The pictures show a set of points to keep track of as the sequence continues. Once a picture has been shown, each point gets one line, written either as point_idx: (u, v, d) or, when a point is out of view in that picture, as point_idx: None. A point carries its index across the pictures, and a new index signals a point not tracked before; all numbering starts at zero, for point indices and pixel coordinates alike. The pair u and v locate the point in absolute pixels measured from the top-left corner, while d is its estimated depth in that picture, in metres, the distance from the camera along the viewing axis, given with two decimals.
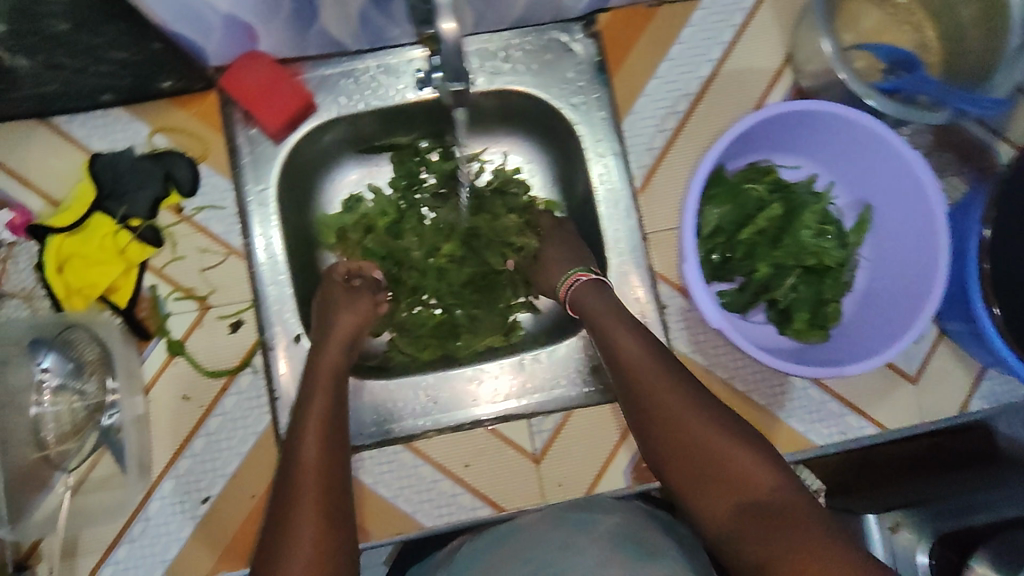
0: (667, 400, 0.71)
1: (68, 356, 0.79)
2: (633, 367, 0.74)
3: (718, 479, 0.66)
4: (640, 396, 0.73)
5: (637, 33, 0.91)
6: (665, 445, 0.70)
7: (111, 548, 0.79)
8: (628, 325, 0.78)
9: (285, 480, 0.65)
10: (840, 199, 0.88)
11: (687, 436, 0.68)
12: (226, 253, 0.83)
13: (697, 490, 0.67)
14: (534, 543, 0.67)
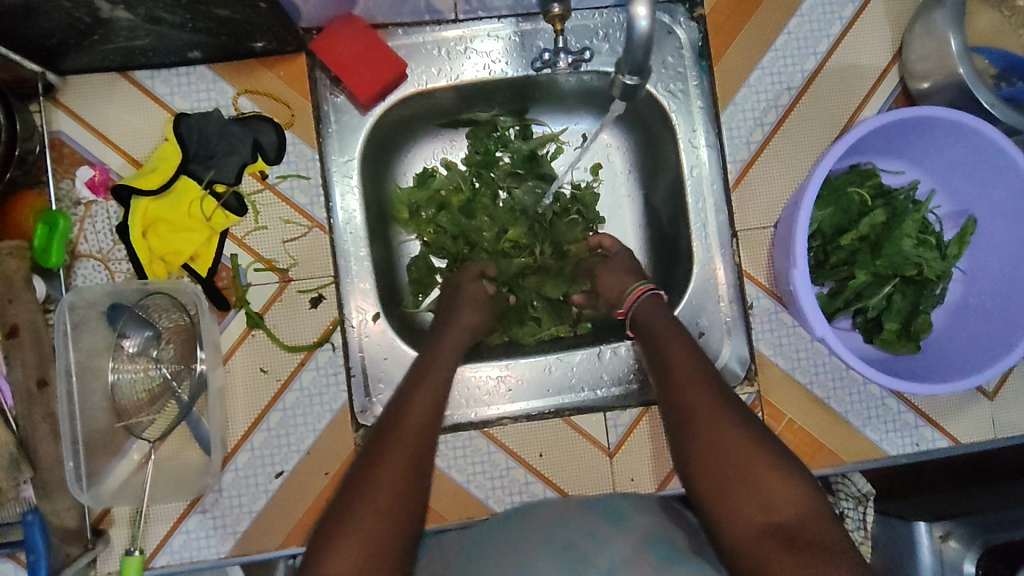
0: (707, 409, 0.68)
1: (147, 324, 0.77)
2: (679, 372, 0.72)
3: (749, 492, 0.62)
4: (687, 403, 0.69)
5: (744, 18, 0.87)
6: (695, 451, 0.66)
7: (182, 519, 0.77)
8: (682, 336, 0.76)
9: (372, 449, 0.64)
10: (941, 209, 0.85)
11: (730, 448, 0.64)
12: (310, 226, 0.80)
13: (723, 499, 0.63)
14: (573, 529, 0.65)
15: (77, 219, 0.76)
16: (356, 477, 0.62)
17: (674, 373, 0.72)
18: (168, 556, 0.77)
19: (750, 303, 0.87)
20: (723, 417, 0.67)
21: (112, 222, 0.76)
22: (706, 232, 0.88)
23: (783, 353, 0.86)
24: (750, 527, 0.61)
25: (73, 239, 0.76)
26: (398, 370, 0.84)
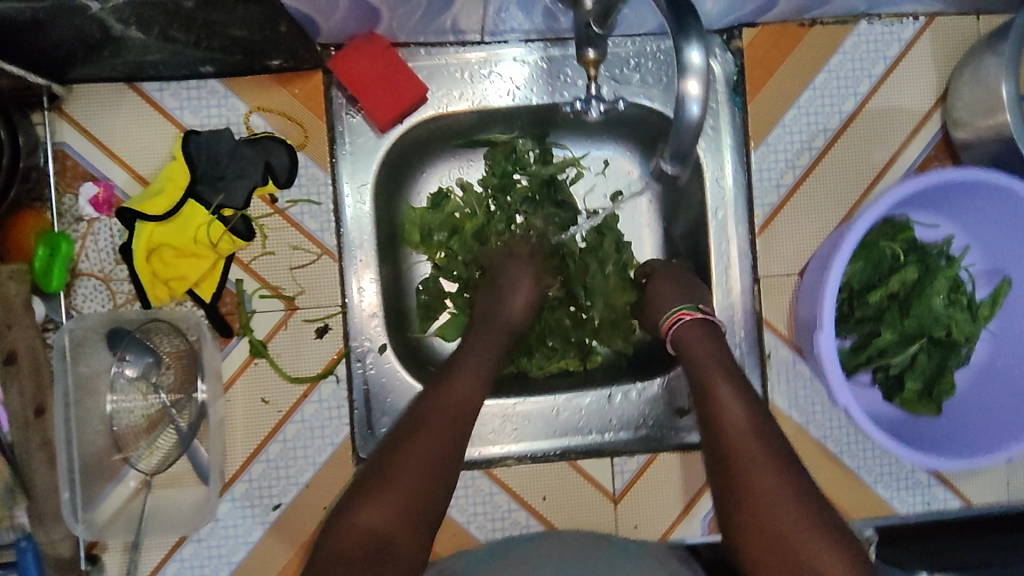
0: (758, 472, 0.62)
1: (148, 350, 0.75)
2: (728, 422, 0.65)
3: (795, 570, 0.59)
4: (735, 457, 0.64)
5: (784, 54, 0.83)
6: (740, 514, 0.62)
7: (176, 547, 0.75)
8: (728, 374, 0.68)
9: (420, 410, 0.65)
10: (974, 266, 0.81)
11: (777, 515, 0.60)
12: (320, 253, 0.78)
13: (768, 573, 0.60)
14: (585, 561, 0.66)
15: (78, 237, 0.73)
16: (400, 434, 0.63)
17: (721, 420, 0.65)
18: None
19: (767, 351, 0.84)
20: (776, 484, 0.61)
21: (115, 242, 0.74)
22: (727, 275, 0.84)
23: (799, 405, 0.84)
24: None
25: (73, 257, 0.73)
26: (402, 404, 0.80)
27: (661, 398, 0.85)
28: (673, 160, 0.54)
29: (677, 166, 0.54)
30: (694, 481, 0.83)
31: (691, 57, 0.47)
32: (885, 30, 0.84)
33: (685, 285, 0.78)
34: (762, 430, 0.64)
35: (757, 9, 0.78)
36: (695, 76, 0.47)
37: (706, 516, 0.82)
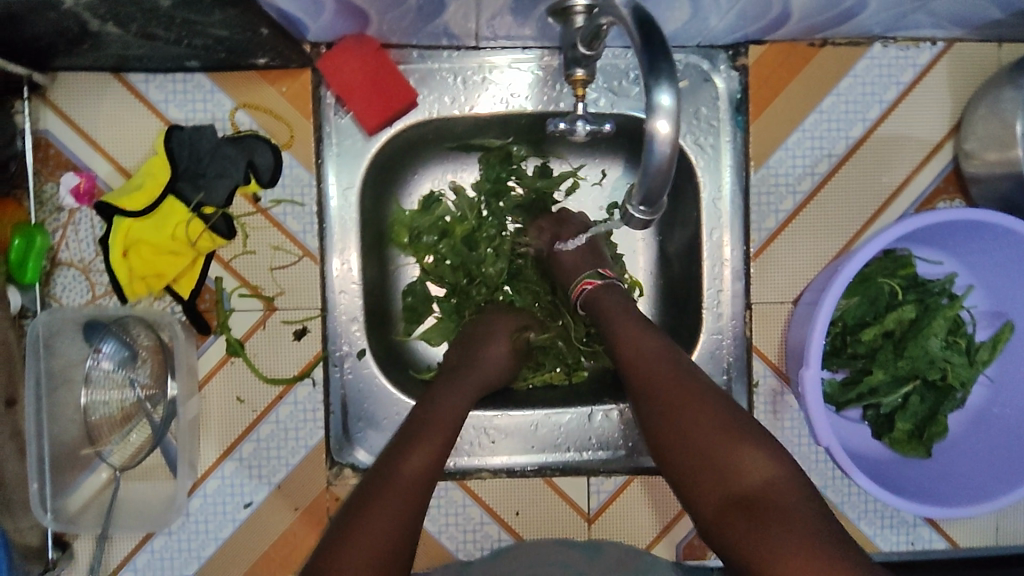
0: (666, 394, 0.61)
1: (125, 344, 0.74)
2: (633, 358, 0.65)
3: (715, 474, 0.56)
4: (645, 394, 0.62)
5: (791, 74, 0.80)
6: (657, 439, 0.61)
7: (147, 539, 0.76)
8: (632, 317, 0.69)
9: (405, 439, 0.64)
10: (976, 306, 0.79)
11: (691, 442, 0.58)
12: (301, 255, 0.77)
13: (692, 485, 0.57)
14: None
15: (58, 225, 0.73)
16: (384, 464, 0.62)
17: (625, 357, 0.65)
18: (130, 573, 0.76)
19: (755, 380, 0.82)
20: (687, 403, 0.60)
21: (95, 233, 0.73)
22: (718, 299, 0.82)
23: (785, 436, 0.82)
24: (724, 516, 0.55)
25: (53, 246, 0.73)
26: (380, 410, 0.79)
27: None
28: (643, 205, 0.51)
29: (647, 211, 0.51)
30: (671, 505, 0.82)
31: (661, 99, 0.45)
32: (898, 55, 0.81)
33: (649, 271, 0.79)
34: (666, 359, 0.63)
35: (764, 26, 0.75)
36: (665, 117, 0.45)
37: (680, 541, 0.81)
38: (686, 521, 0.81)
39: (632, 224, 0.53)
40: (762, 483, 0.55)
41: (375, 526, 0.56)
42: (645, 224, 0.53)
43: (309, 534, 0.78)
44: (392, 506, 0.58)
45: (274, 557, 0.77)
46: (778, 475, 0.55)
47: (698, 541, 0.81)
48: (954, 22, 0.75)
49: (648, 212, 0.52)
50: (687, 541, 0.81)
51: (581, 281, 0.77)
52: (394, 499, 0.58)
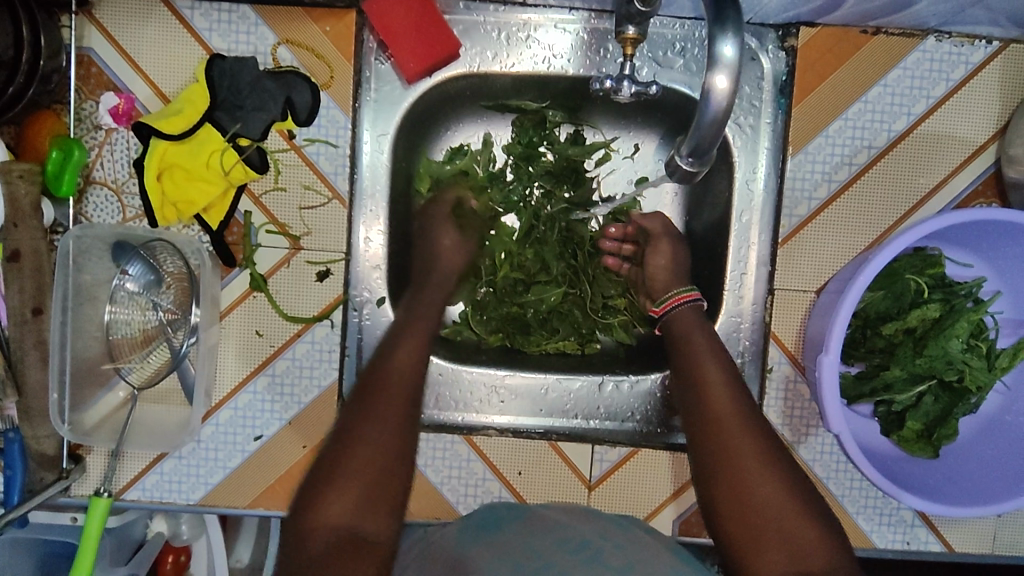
0: (746, 455, 0.65)
1: (152, 269, 0.75)
2: (718, 409, 0.69)
3: (781, 541, 0.61)
4: (727, 452, 0.66)
5: (841, 59, 0.79)
6: (725, 491, 0.65)
7: (158, 460, 0.78)
8: (718, 361, 0.72)
9: (363, 393, 0.64)
10: (1002, 312, 0.77)
11: (764, 508, 0.63)
12: (331, 197, 0.77)
13: (750, 546, 0.62)
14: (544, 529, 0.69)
15: (95, 144, 0.73)
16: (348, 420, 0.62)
17: (712, 406, 0.69)
18: (139, 492, 0.78)
19: (769, 366, 0.81)
20: (762, 466, 0.65)
21: (130, 154, 0.74)
22: (741, 281, 0.82)
23: (791, 424, 0.81)
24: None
25: (88, 163, 0.73)
26: None
27: (654, 395, 0.84)
28: (692, 156, 0.59)
29: (696, 161, 0.60)
30: (671, 482, 0.81)
31: (724, 50, 0.51)
32: (952, 50, 0.79)
33: (678, 259, 0.83)
34: (752, 422, 0.68)
35: (817, 7, 0.74)
36: (725, 72, 0.51)
37: (677, 517, 0.81)
38: (685, 498, 0.81)
39: (680, 172, 0.62)
40: (818, 559, 0.61)
41: (339, 496, 0.57)
42: (695, 172, 0.62)
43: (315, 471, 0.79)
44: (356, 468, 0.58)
45: (279, 490, 0.79)
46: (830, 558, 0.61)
47: (696, 518, 0.81)
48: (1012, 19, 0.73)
49: (695, 162, 0.60)
50: (684, 518, 0.81)
51: (673, 296, 0.80)
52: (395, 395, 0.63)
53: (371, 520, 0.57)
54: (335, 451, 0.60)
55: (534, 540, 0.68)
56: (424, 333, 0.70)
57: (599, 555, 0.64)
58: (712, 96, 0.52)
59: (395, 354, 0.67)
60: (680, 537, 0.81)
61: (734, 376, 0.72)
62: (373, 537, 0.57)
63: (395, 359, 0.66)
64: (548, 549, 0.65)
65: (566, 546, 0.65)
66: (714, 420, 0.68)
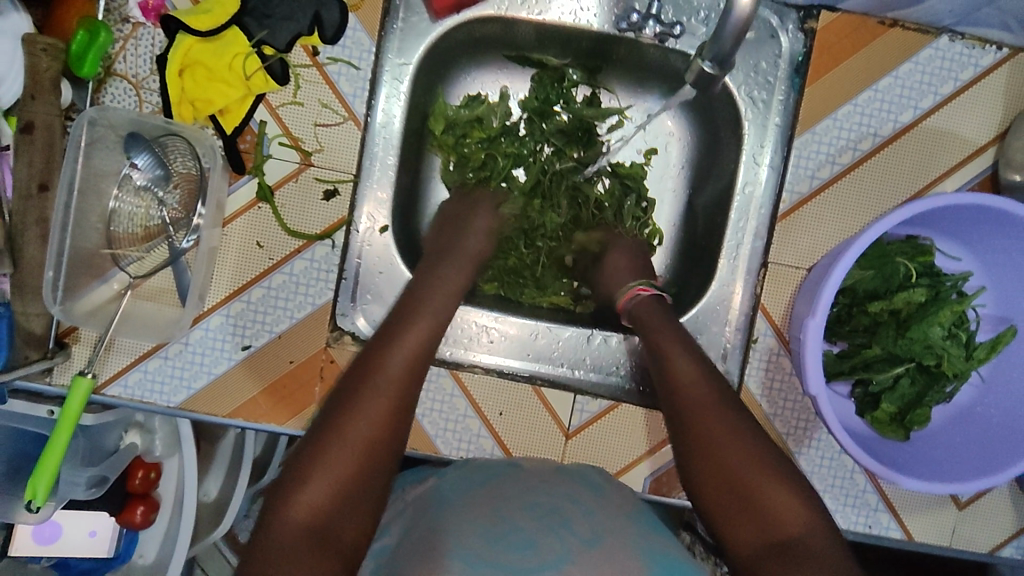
0: (712, 435, 0.67)
1: (160, 164, 0.77)
2: (693, 380, 0.71)
3: (754, 512, 0.64)
4: (699, 427, 0.68)
5: (857, 46, 0.81)
6: (702, 466, 0.68)
7: (143, 358, 0.78)
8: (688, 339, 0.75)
9: (360, 377, 0.68)
10: (984, 308, 0.79)
11: (738, 480, 0.66)
12: (346, 118, 0.78)
13: (732, 523, 0.65)
14: (516, 496, 0.70)
15: (121, 36, 0.74)
16: (334, 408, 0.66)
17: (681, 394, 0.70)
18: (120, 388, 0.78)
19: (755, 336, 0.83)
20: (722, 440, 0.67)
21: (153, 51, 0.74)
22: (736, 253, 0.84)
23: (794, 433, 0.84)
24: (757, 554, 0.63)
25: (111, 55, 0.73)
26: (389, 287, 0.83)
27: (639, 353, 0.86)
28: (713, 61, 0.63)
29: (716, 68, 0.64)
30: (648, 441, 0.83)
31: None
32: (965, 51, 0.81)
33: None
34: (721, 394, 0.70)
35: None
36: None
37: (647, 475, 0.83)
38: (659, 457, 0.83)
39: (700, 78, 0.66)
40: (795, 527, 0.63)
41: (310, 493, 0.61)
42: (712, 81, 0.66)
43: (300, 389, 0.80)
44: (335, 456, 0.63)
45: (261, 403, 0.80)
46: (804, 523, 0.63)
47: (667, 478, 0.83)
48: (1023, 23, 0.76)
49: (712, 67, 0.64)
50: (655, 476, 0.83)
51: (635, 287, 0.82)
52: (384, 384, 0.67)
53: (346, 516, 0.61)
54: (324, 435, 0.64)
55: (503, 503, 0.69)
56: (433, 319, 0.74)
57: (568, 523, 0.66)
58: (736, 10, 0.59)
59: (393, 346, 0.70)
60: (649, 495, 0.83)
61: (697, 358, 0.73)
62: (344, 529, 0.61)
63: (396, 352, 0.70)
64: (515, 514, 0.67)
65: (535, 511, 0.67)
66: (683, 405, 0.70)
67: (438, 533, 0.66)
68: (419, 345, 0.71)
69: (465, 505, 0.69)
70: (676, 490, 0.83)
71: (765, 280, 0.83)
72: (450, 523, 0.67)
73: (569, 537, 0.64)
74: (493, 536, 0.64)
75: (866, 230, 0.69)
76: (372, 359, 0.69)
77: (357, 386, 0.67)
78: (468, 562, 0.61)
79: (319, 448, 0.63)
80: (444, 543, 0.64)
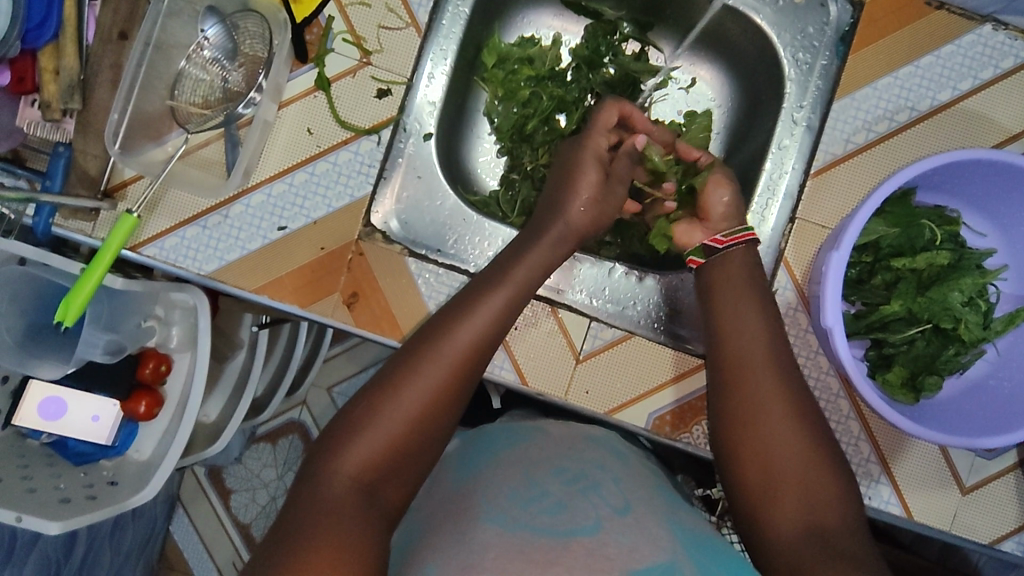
0: (770, 426, 0.69)
1: (229, 40, 0.81)
2: (754, 367, 0.73)
3: (800, 504, 0.65)
4: (756, 418, 0.70)
5: (902, 22, 0.84)
6: (748, 451, 0.69)
7: (183, 224, 0.81)
8: (758, 315, 0.76)
9: (427, 338, 0.68)
10: (1005, 285, 0.80)
11: (779, 467, 0.67)
12: (409, 24, 0.83)
13: (768, 507, 0.66)
14: (543, 462, 0.71)
15: None
16: (398, 364, 0.67)
17: (753, 386, 0.71)
18: (156, 250, 0.81)
19: (775, 288, 0.84)
20: (779, 431, 0.69)
21: None
22: (766, 207, 0.85)
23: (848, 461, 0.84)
24: (794, 536, 0.63)
25: None
26: (423, 192, 0.86)
27: (657, 291, 0.88)
28: None
29: None
30: (655, 378, 0.84)
31: None
32: (1007, 41, 0.85)
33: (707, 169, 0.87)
34: (782, 388, 0.71)
35: None
36: None
37: (653, 411, 0.84)
38: (665, 394, 0.84)
39: None
40: (835, 520, 0.63)
41: (360, 447, 0.61)
42: None
43: (325, 276, 0.82)
44: (391, 415, 0.63)
45: (287, 285, 0.81)
46: (844, 517, 0.64)
47: (670, 417, 0.83)
48: None
49: None
50: (660, 414, 0.84)
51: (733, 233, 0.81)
52: (451, 348, 0.67)
53: (392, 474, 0.62)
54: (386, 389, 0.65)
55: (531, 469, 0.70)
56: (511, 263, 0.75)
57: (598, 490, 0.67)
58: None
59: (470, 310, 0.70)
60: (651, 431, 0.83)
61: (778, 352, 0.74)
62: (389, 489, 0.61)
63: (469, 317, 0.69)
64: (544, 479, 0.68)
65: (563, 476, 0.68)
66: (747, 399, 0.71)
67: (469, 495, 0.67)
68: (494, 312, 0.70)
69: (492, 469, 0.71)
70: (678, 432, 0.84)
71: (790, 234, 0.84)
72: (480, 487, 0.68)
73: (601, 504, 0.64)
74: (523, 499, 0.65)
75: (896, 172, 0.70)
76: (441, 325, 0.69)
77: (423, 349, 0.67)
78: (501, 523, 0.61)
79: (374, 404, 0.64)
80: (476, 504, 0.65)
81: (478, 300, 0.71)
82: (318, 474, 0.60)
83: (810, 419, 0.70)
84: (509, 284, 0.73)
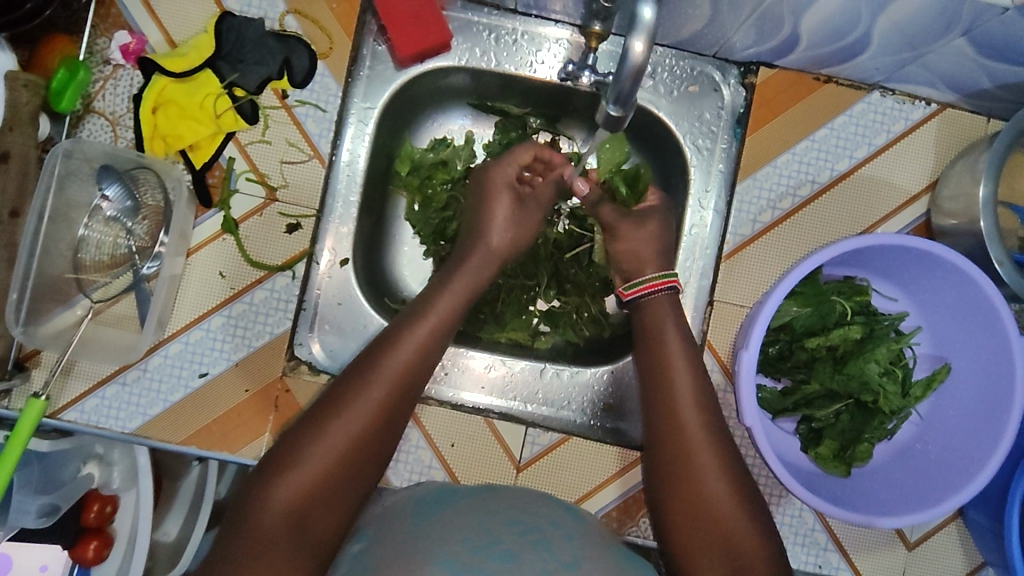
0: (707, 463, 0.69)
1: (130, 195, 0.80)
2: (688, 404, 0.72)
3: (726, 558, 0.65)
4: (691, 457, 0.70)
5: (794, 100, 0.87)
6: (681, 496, 0.69)
7: (101, 384, 0.79)
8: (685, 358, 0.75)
9: (357, 370, 0.67)
10: (920, 347, 0.83)
11: (714, 512, 0.67)
12: (311, 156, 0.83)
13: (697, 557, 0.66)
14: (498, 511, 0.65)
15: (101, 76, 0.80)
16: (331, 395, 0.65)
17: (685, 428, 0.71)
18: (77, 413, 0.79)
19: None
20: (711, 476, 0.69)
21: (131, 90, 0.80)
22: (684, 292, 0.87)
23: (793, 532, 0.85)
24: None
25: (90, 93, 0.80)
26: (348, 319, 0.85)
27: (591, 387, 0.88)
28: (615, 103, 0.66)
29: (619, 111, 0.67)
30: (596, 475, 0.84)
31: (644, 14, 0.60)
32: (898, 106, 0.87)
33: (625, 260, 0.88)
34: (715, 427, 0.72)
35: (775, 48, 0.82)
36: (642, 36, 0.60)
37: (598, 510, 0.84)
38: (606, 492, 0.84)
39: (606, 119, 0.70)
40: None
41: (291, 483, 0.59)
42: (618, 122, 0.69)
43: (253, 418, 0.81)
44: (325, 448, 0.61)
45: (215, 431, 0.80)
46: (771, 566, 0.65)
47: (618, 512, 0.84)
48: (947, 82, 0.82)
49: (617, 110, 0.67)
50: (607, 510, 0.84)
51: (648, 280, 0.80)
52: (383, 376, 0.66)
53: (319, 516, 0.60)
54: (314, 423, 0.63)
55: (486, 517, 0.63)
56: (446, 318, 0.72)
57: (547, 543, 0.60)
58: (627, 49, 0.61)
59: (397, 342, 0.68)
60: None
61: (703, 391, 0.74)
62: (319, 535, 0.59)
63: (400, 346, 0.68)
64: (498, 527, 0.61)
65: (515, 526, 0.61)
66: (682, 438, 0.71)
67: (421, 540, 0.60)
68: (425, 339, 0.69)
69: (443, 518, 0.63)
70: (627, 526, 0.84)
71: (711, 317, 0.86)
72: (433, 534, 0.60)
73: (550, 558, 0.57)
74: (475, 544, 0.57)
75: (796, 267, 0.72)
76: (371, 361, 0.67)
77: (359, 378, 0.66)
78: (448, 569, 0.54)
79: (308, 436, 0.62)
80: (426, 551, 0.57)
81: (407, 330, 0.69)
82: (247, 514, 0.59)
83: (734, 454, 0.71)
84: (445, 314, 0.72)
